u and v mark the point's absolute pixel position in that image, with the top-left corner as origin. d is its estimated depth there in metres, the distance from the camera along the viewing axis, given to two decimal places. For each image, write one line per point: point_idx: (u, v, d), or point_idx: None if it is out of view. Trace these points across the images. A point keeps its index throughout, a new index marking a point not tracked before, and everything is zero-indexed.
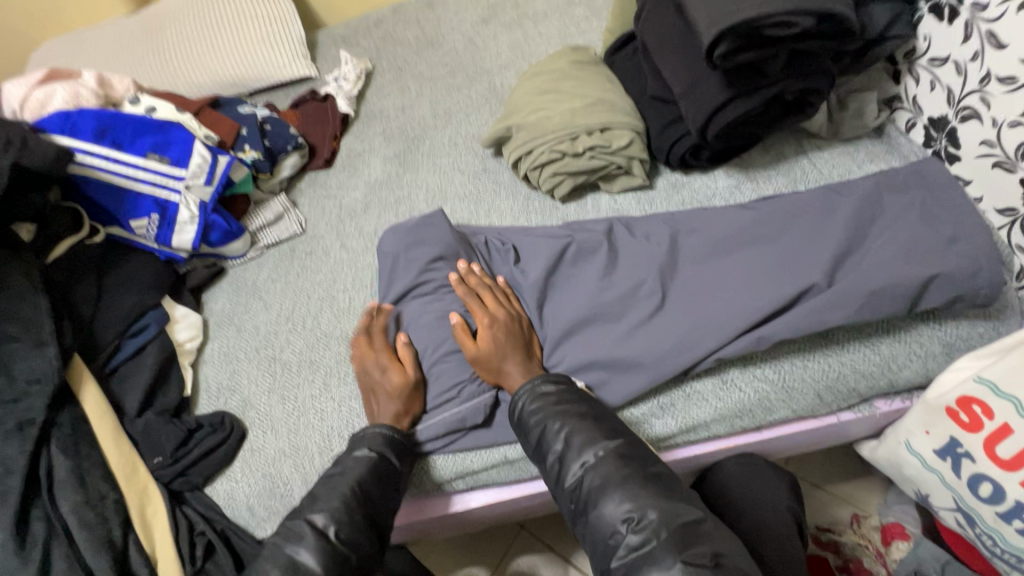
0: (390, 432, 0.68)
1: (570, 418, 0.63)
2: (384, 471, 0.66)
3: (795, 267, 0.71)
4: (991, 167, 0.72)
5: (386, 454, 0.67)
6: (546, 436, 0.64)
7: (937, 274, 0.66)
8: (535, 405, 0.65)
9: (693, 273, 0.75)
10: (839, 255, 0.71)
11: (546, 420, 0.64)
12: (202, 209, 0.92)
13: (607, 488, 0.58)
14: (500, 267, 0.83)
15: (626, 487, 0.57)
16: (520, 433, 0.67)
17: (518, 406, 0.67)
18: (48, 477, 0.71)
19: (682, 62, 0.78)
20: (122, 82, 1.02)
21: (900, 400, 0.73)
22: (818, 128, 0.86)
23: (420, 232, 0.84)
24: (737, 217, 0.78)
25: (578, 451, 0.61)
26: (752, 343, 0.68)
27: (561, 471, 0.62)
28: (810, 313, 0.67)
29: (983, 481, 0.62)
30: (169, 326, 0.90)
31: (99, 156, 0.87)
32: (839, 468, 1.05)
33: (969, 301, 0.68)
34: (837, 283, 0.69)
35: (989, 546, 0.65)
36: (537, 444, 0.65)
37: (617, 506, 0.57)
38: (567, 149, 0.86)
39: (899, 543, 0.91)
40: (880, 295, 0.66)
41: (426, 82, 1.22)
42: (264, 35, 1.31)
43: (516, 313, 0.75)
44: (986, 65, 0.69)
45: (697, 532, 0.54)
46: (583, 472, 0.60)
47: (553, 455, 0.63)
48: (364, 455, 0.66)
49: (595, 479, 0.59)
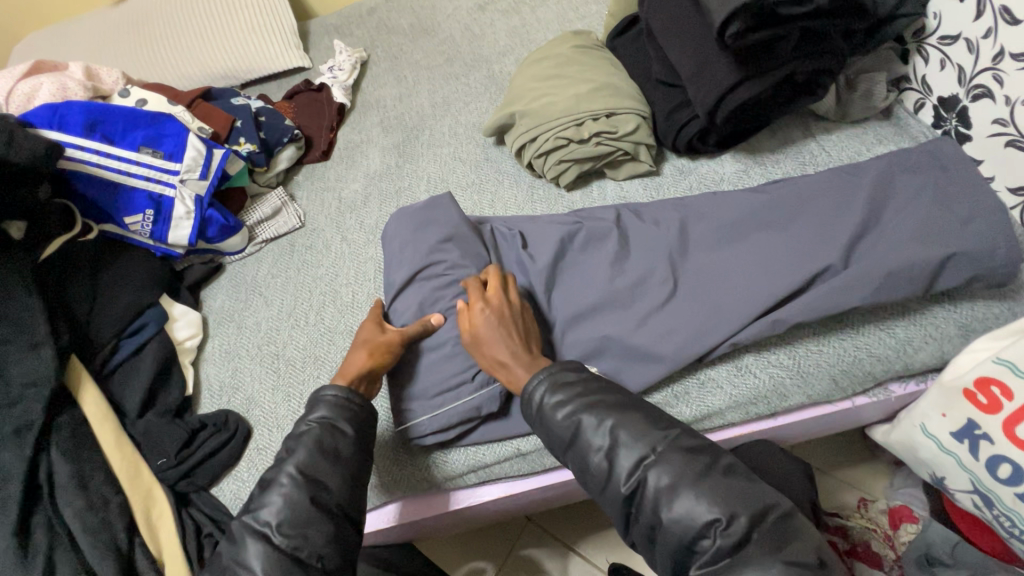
0: (344, 395, 0.64)
1: (609, 411, 0.60)
2: (333, 442, 0.62)
3: (806, 250, 0.70)
4: (1004, 146, 0.71)
5: (338, 422, 0.63)
6: (583, 432, 0.60)
7: (954, 253, 0.65)
8: (563, 399, 0.62)
9: (706, 257, 0.74)
10: (856, 235, 0.69)
11: (581, 416, 0.60)
12: (198, 204, 0.90)
13: (678, 489, 0.55)
14: (507, 253, 0.81)
15: (700, 485, 0.54)
16: (547, 433, 0.62)
17: (535, 398, 0.63)
18: (49, 481, 0.69)
19: (689, 44, 0.76)
20: (111, 74, 0.99)
21: (914, 384, 0.72)
22: (826, 110, 0.85)
23: (427, 213, 0.82)
24: (747, 201, 0.76)
25: (629, 446, 0.58)
26: (767, 327, 0.67)
27: (611, 472, 0.58)
28: (828, 295, 0.66)
29: (1002, 463, 0.62)
30: (169, 324, 0.88)
31: (91, 150, 0.85)
32: (847, 453, 1.05)
33: (985, 281, 0.67)
34: (853, 265, 0.68)
35: (1006, 527, 0.65)
36: (572, 443, 0.61)
37: (698, 509, 0.53)
38: (572, 136, 0.85)
39: (908, 526, 0.92)
40: (896, 278, 0.65)
41: (423, 71, 1.19)
42: (255, 24, 1.27)
43: (515, 301, 0.69)
44: (1000, 42, 0.68)
45: (788, 528, 0.53)
46: (643, 470, 0.57)
47: (598, 453, 0.59)
48: (303, 429, 0.62)
49: (661, 477, 0.56)
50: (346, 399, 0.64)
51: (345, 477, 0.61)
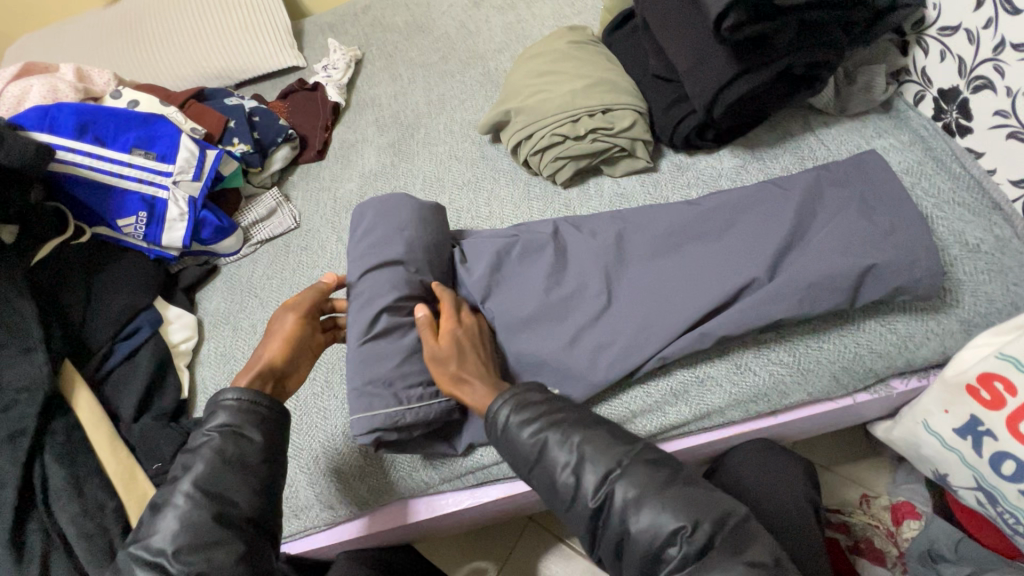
0: (245, 401, 0.61)
1: (574, 427, 0.58)
2: (237, 451, 0.59)
3: (736, 259, 0.70)
4: (1006, 138, 0.70)
5: (240, 429, 0.60)
6: (549, 449, 0.58)
7: (874, 264, 0.65)
8: (526, 416, 0.59)
9: (641, 269, 0.74)
10: (782, 248, 0.69)
11: (546, 433, 0.58)
12: (192, 205, 0.89)
13: (644, 499, 0.53)
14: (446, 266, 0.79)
15: (665, 493, 0.53)
16: (513, 453, 0.60)
17: (500, 417, 0.60)
18: (43, 487, 0.69)
19: (685, 38, 0.75)
20: (102, 76, 0.98)
21: (916, 379, 0.71)
22: (825, 104, 0.84)
23: (391, 213, 0.78)
24: (680, 212, 0.76)
25: (595, 462, 0.56)
26: (694, 340, 0.68)
27: (577, 487, 0.56)
28: (755, 307, 0.66)
29: (1007, 460, 0.61)
30: (164, 328, 0.87)
31: (82, 152, 0.84)
32: (850, 450, 1.04)
33: (909, 293, 0.66)
34: (777, 277, 0.68)
35: (1011, 523, 0.65)
36: (540, 463, 0.58)
37: (659, 519, 0.52)
38: (568, 133, 0.84)
39: (911, 522, 0.92)
40: (821, 288, 0.65)
41: (418, 69, 1.18)
42: (249, 23, 1.26)
43: (482, 329, 0.71)
44: (1000, 32, 0.67)
45: (748, 531, 0.52)
46: (609, 484, 0.55)
47: (565, 470, 0.57)
48: (202, 441, 0.59)
49: (629, 489, 0.54)
50: (251, 403, 0.61)
51: None
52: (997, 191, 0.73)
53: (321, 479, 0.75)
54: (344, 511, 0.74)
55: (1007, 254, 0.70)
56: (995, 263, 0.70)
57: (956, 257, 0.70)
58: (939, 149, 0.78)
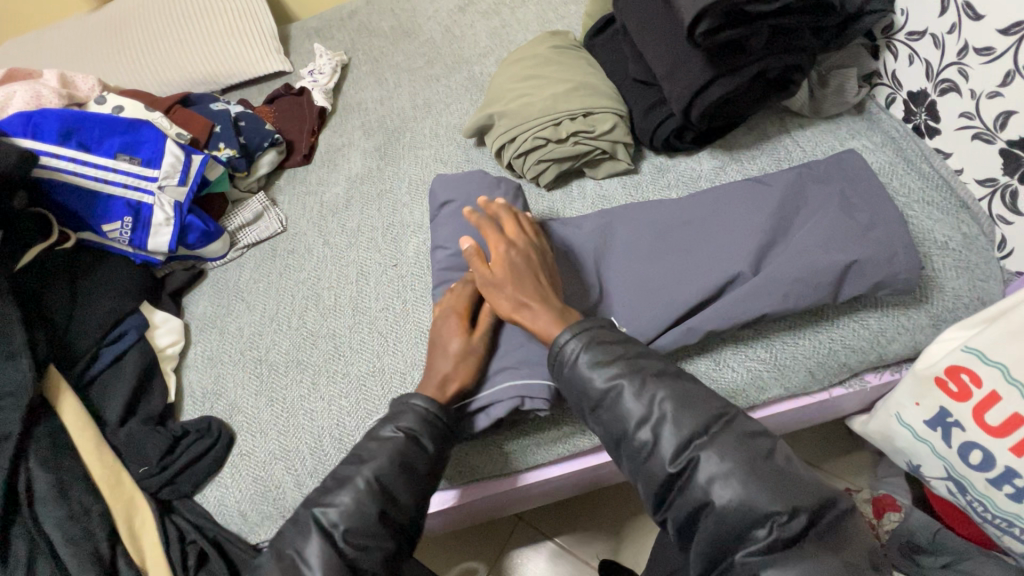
0: (430, 408, 0.64)
1: (655, 381, 0.59)
2: (412, 457, 0.62)
3: (720, 257, 0.71)
4: (971, 138, 0.73)
5: (419, 435, 0.63)
6: (623, 399, 0.58)
7: (855, 261, 0.66)
8: (598, 359, 0.60)
9: (626, 263, 0.75)
10: (765, 244, 0.71)
11: (622, 380, 0.59)
12: (178, 210, 0.89)
13: (738, 477, 0.52)
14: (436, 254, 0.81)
15: (762, 476, 0.52)
16: (578, 393, 0.61)
17: (569, 356, 0.62)
18: (29, 493, 0.69)
19: (663, 43, 0.77)
20: (87, 82, 0.99)
21: (889, 373, 0.74)
22: (800, 106, 0.86)
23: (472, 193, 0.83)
24: (665, 209, 0.78)
25: (671, 421, 0.56)
26: (681, 334, 0.69)
27: (654, 447, 0.56)
28: (737, 302, 0.67)
29: (974, 449, 0.63)
30: (150, 332, 0.87)
31: (66, 158, 0.84)
32: (831, 445, 1.06)
33: (890, 288, 0.67)
34: (762, 272, 0.69)
35: (980, 512, 0.67)
36: (611, 410, 0.59)
37: (759, 501, 0.51)
38: (550, 135, 0.85)
39: (891, 514, 0.91)
40: (804, 283, 0.66)
41: (404, 73, 1.19)
42: (235, 30, 1.27)
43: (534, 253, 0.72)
44: (964, 37, 0.69)
45: (843, 530, 0.51)
46: (690, 448, 0.55)
47: (638, 423, 0.57)
48: (391, 434, 0.63)
49: (715, 459, 0.54)
50: (433, 413, 0.64)
51: None
52: (964, 190, 0.75)
53: (309, 481, 0.75)
54: None
55: (974, 251, 0.73)
56: (962, 260, 0.72)
57: (929, 253, 0.73)
58: (909, 150, 0.81)
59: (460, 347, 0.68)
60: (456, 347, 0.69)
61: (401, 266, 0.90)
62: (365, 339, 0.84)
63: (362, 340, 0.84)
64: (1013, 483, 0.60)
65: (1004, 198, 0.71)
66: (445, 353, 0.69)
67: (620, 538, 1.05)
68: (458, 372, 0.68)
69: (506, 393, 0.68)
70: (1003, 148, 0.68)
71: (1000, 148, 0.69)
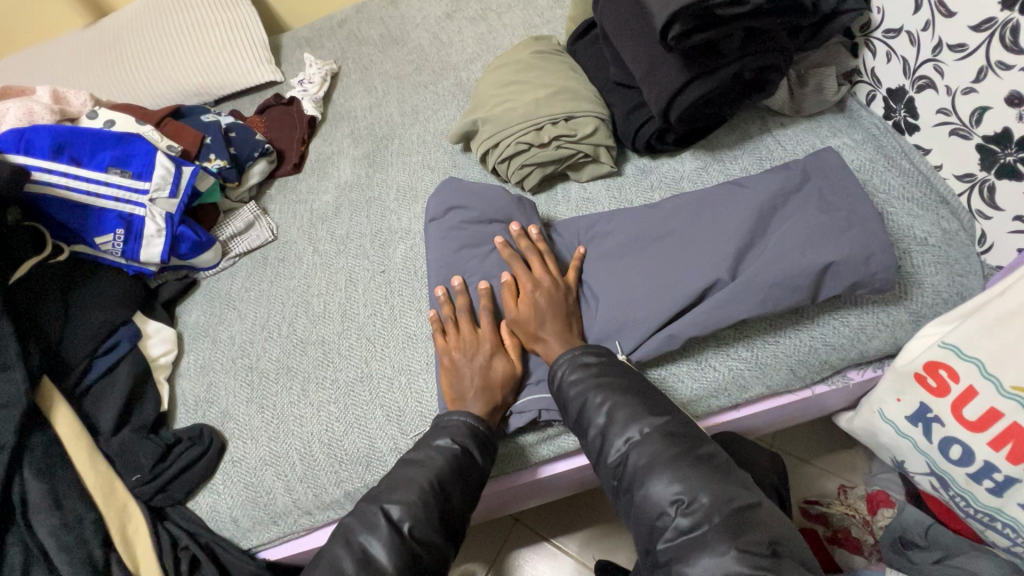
0: (476, 425, 0.67)
1: (613, 392, 0.64)
2: (462, 468, 0.65)
3: (702, 262, 0.71)
4: (949, 134, 0.73)
5: (469, 447, 0.66)
6: (587, 408, 0.64)
7: (833, 262, 0.66)
8: (576, 375, 0.66)
9: (610, 266, 0.76)
10: (743, 247, 0.71)
11: (588, 392, 0.64)
12: (169, 221, 0.91)
13: (653, 468, 0.58)
14: (439, 261, 0.82)
15: (674, 467, 0.57)
16: (561, 404, 0.68)
17: (557, 375, 0.68)
18: (24, 503, 0.70)
19: (641, 46, 0.78)
20: (79, 97, 1.01)
21: (872, 370, 0.74)
22: (781, 106, 0.87)
23: (476, 196, 0.85)
24: (647, 212, 0.78)
25: (622, 427, 0.61)
26: (663, 342, 0.69)
27: (603, 445, 0.62)
28: (715, 309, 0.68)
29: (953, 444, 0.63)
30: (143, 341, 0.89)
31: (58, 173, 0.85)
32: (824, 441, 1.07)
33: (868, 287, 0.68)
34: (740, 276, 0.69)
35: (962, 506, 0.68)
36: (578, 416, 0.65)
37: (665, 487, 0.56)
38: (533, 140, 0.86)
39: (885, 510, 0.92)
40: (781, 287, 0.66)
41: (392, 81, 1.21)
42: (226, 42, 1.29)
43: (563, 288, 0.75)
44: (937, 34, 0.69)
45: (751, 518, 0.53)
46: (627, 448, 0.60)
47: (595, 428, 0.63)
48: (446, 445, 0.65)
49: (641, 457, 0.59)
50: (474, 424, 0.67)
51: None
52: (943, 185, 0.75)
53: (299, 486, 0.76)
54: (323, 516, 0.76)
55: (953, 246, 0.73)
56: (941, 255, 0.72)
57: (908, 250, 0.73)
58: (890, 147, 0.81)
59: (507, 371, 0.71)
60: (501, 373, 0.71)
61: (389, 272, 0.91)
62: (353, 345, 0.85)
63: (350, 346, 0.85)
64: (993, 477, 0.60)
65: (982, 194, 0.71)
66: (489, 381, 0.71)
67: (619, 538, 1.05)
68: (506, 394, 0.71)
69: (526, 406, 0.72)
70: (979, 144, 0.69)
71: (976, 144, 0.69)
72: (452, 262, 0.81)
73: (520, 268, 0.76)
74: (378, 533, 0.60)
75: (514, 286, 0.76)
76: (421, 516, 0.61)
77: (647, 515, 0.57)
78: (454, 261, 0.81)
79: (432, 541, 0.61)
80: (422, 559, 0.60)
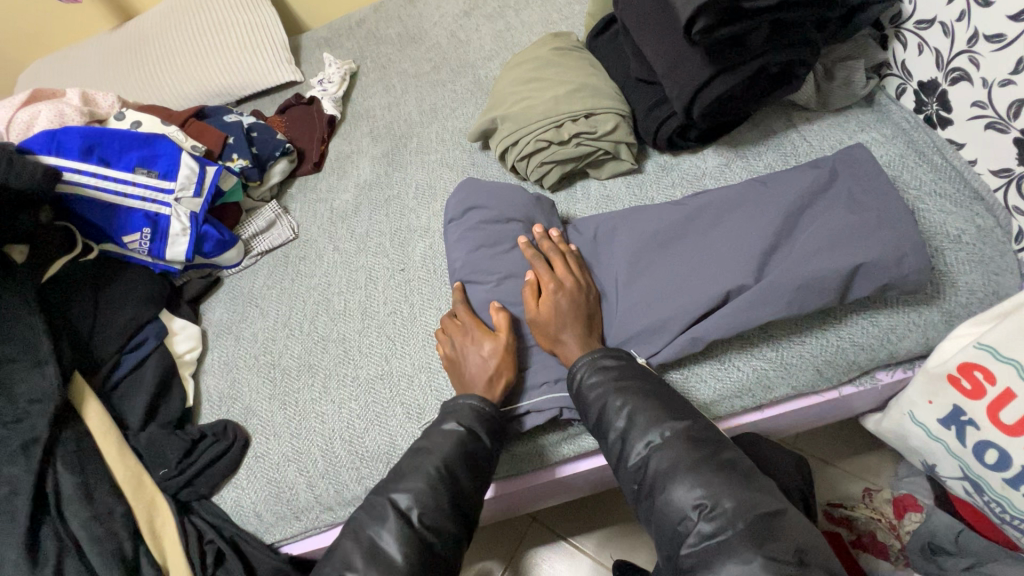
0: (483, 406, 0.67)
1: (633, 395, 0.63)
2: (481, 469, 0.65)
3: (726, 264, 0.70)
4: (984, 128, 0.70)
5: (477, 430, 0.66)
6: (606, 412, 0.64)
7: (862, 263, 0.64)
8: (596, 378, 0.66)
9: (634, 266, 0.75)
10: (770, 248, 0.69)
11: (608, 395, 0.64)
12: (194, 220, 0.92)
13: (675, 473, 0.57)
14: (459, 257, 0.82)
15: (696, 472, 0.56)
16: (580, 407, 0.67)
17: (577, 376, 0.67)
18: (56, 495, 0.72)
19: (662, 41, 0.77)
20: (107, 99, 1.03)
21: (901, 371, 0.72)
22: (807, 100, 0.85)
23: (497, 193, 0.85)
24: (670, 211, 0.77)
25: (642, 430, 0.61)
26: (685, 344, 0.68)
27: (623, 449, 0.62)
28: (740, 311, 0.66)
29: (989, 448, 0.61)
30: (169, 339, 0.91)
31: (88, 173, 0.87)
32: (850, 443, 1.04)
33: (900, 288, 0.66)
34: (765, 279, 0.67)
35: (998, 513, 0.65)
36: (598, 419, 0.65)
37: (686, 492, 0.56)
38: (552, 138, 0.85)
39: (912, 515, 0.90)
40: (808, 289, 0.65)
41: (411, 80, 1.21)
42: (248, 42, 1.30)
43: (582, 285, 0.73)
44: (973, 24, 0.67)
45: (775, 526, 0.52)
46: (648, 452, 0.60)
47: (615, 432, 0.63)
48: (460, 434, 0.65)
49: (662, 461, 0.58)
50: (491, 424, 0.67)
51: None
52: (978, 181, 0.73)
53: (321, 482, 0.77)
54: (344, 512, 0.76)
55: (988, 243, 0.70)
56: (974, 254, 0.70)
57: (941, 247, 0.71)
58: (921, 142, 0.79)
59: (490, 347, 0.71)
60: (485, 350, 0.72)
61: (408, 270, 0.92)
62: (374, 342, 0.86)
63: (370, 343, 0.86)
64: None
65: (1019, 189, 0.68)
66: (471, 356, 0.72)
67: (636, 538, 1.05)
68: (501, 368, 0.71)
69: (546, 404, 0.71)
70: (1017, 138, 0.66)
71: (1013, 138, 0.67)
72: (471, 260, 0.81)
73: (542, 267, 0.75)
74: (401, 532, 0.60)
75: (536, 286, 0.75)
76: (441, 511, 0.61)
77: (668, 520, 0.56)
78: (474, 262, 0.81)
79: (452, 539, 0.62)
80: (444, 557, 0.60)
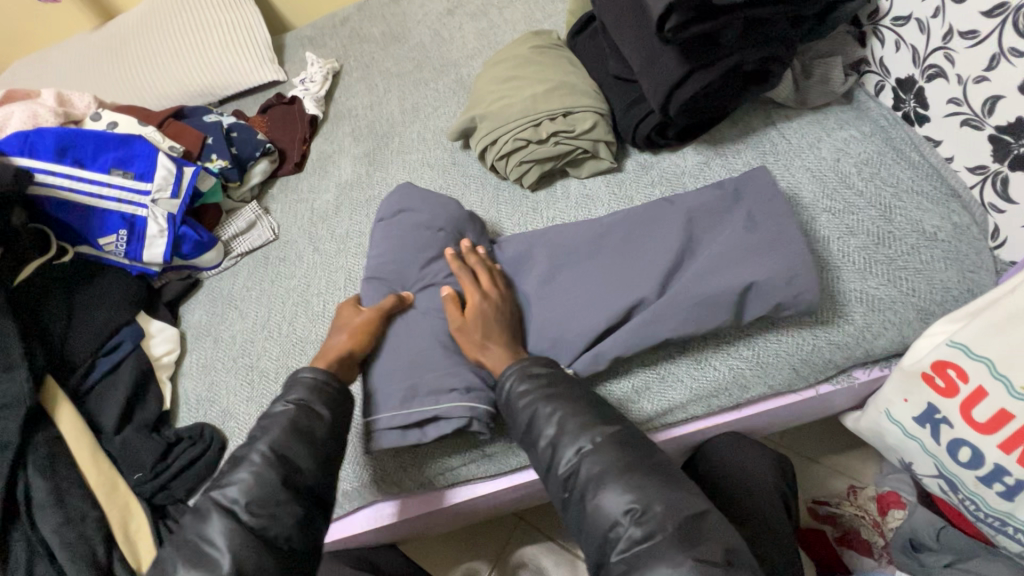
0: (318, 377, 0.67)
1: (563, 402, 0.62)
2: None
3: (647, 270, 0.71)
4: (960, 125, 0.70)
5: (311, 402, 0.65)
6: (536, 420, 0.63)
7: (755, 282, 0.65)
8: (526, 386, 0.64)
9: (563, 276, 0.75)
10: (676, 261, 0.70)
11: (537, 403, 0.63)
12: (171, 221, 0.91)
13: (604, 479, 0.56)
14: (391, 262, 0.81)
15: (626, 477, 0.56)
16: (509, 417, 0.66)
17: (505, 387, 0.66)
18: (27, 500, 0.72)
19: (638, 39, 0.76)
20: (82, 99, 1.02)
21: (878, 369, 0.72)
22: (785, 98, 0.84)
23: (422, 203, 0.85)
24: (595, 225, 0.77)
25: (573, 436, 0.60)
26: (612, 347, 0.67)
27: (553, 456, 0.61)
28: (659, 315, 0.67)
29: (963, 447, 0.61)
30: (146, 341, 0.90)
31: (61, 175, 0.87)
32: (835, 440, 1.04)
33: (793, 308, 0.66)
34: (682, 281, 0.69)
35: (973, 510, 0.65)
36: (527, 428, 0.63)
37: (617, 497, 0.55)
38: (531, 136, 0.85)
39: (895, 512, 0.91)
40: (711, 305, 0.65)
41: (393, 79, 1.20)
42: (229, 42, 1.29)
43: (502, 297, 0.73)
44: (948, 21, 0.67)
45: (698, 527, 0.52)
46: (578, 458, 0.59)
47: (545, 438, 0.62)
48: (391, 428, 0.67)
49: (592, 467, 0.58)
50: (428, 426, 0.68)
51: (289, 485, 0.59)
52: (955, 178, 0.73)
53: None
54: None
55: (964, 241, 0.70)
56: (951, 251, 0.70)
57: (917, 245, 0.71)
58: (899, 139, 0.78)
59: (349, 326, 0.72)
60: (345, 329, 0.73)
61: None
62: None
63: None
64: (1003, 481, 0.59)
65: (994, 186, 0.68)
66: (348, 322, 0.74)
67: None
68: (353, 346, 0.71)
69: (452, 410, 0.67)
70: (992, 135, 0.66)
71: (989, 134, 0.67)
72: (405, 268, 0.80)
73: (468, 278, 0.74)
74: None
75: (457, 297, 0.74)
76: None
77: (600, 526, 0.55)
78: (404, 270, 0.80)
79: None
80: None
